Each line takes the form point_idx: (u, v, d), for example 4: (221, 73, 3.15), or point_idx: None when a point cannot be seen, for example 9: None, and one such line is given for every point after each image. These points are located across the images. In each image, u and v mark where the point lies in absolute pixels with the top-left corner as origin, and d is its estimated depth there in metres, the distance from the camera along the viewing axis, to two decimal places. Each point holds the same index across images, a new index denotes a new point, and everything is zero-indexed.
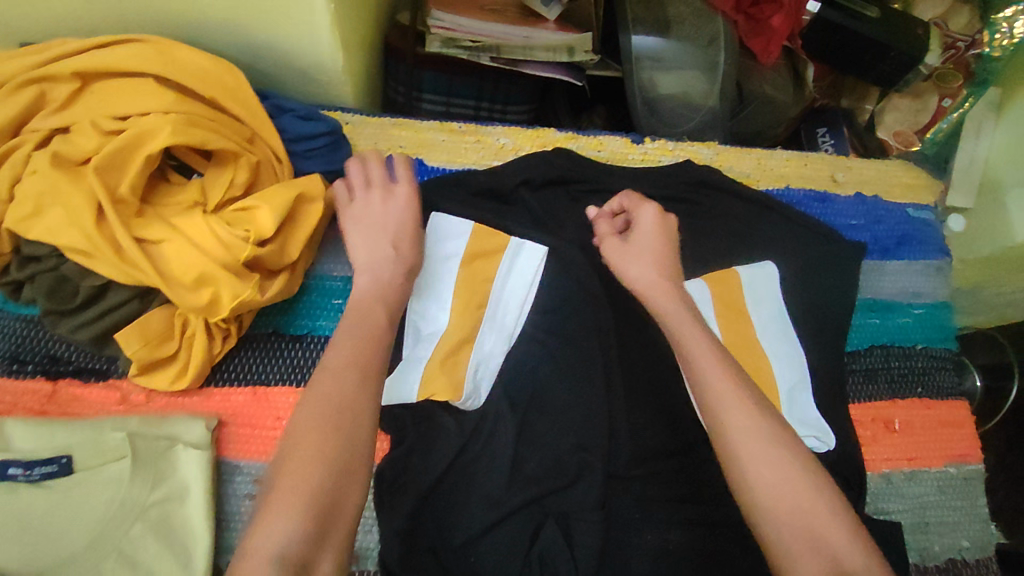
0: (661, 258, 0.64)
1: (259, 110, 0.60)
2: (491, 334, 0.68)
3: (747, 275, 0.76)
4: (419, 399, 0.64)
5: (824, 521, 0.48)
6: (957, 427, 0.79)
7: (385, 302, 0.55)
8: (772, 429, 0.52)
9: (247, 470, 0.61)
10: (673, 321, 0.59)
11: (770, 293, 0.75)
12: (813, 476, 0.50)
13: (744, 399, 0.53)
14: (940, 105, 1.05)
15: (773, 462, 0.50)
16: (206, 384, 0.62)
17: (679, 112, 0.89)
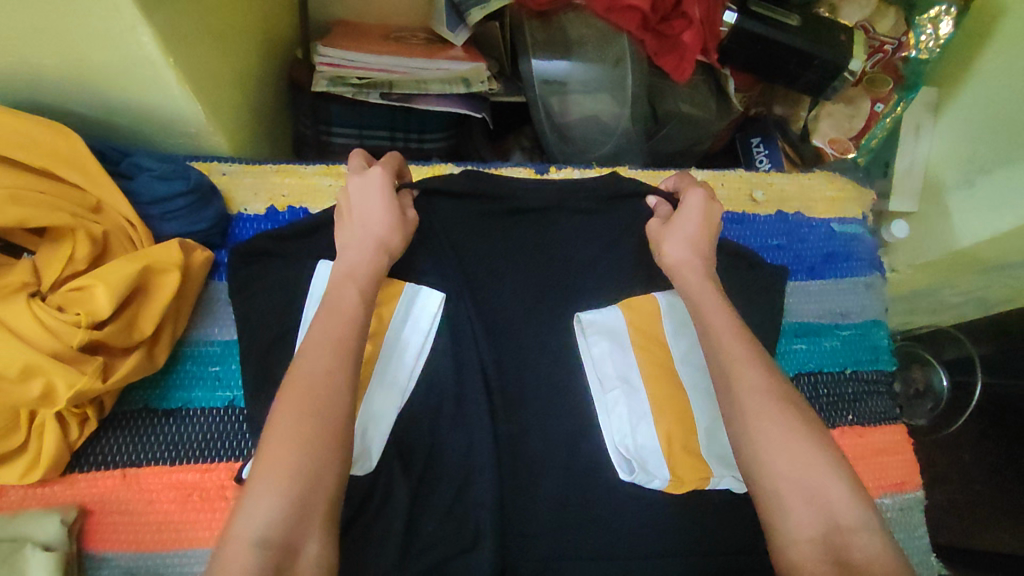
0: (701, 235, 0.65)
1: (101, 174, 0.55)
2: (381, 390, 0.64)
3: (664, 302, 0.72)
4: None
5: (820, 475, 0.48)
6: (891, 454, 0.75)
7: (358, 293, 0.54)
8: (779, 389, 0.52)
9: (116, 562, 0.57)
10: (695, 291, 0.60)
11: (689, 319, 0.71)
12: (816, 432, 0.50)
13: (755, 359, 0.53)
14: (873, 110, 1.03)
15: (774, 417, 0.50)
16: (68, 471, 0.58)
17: (591, 137, 0.88)
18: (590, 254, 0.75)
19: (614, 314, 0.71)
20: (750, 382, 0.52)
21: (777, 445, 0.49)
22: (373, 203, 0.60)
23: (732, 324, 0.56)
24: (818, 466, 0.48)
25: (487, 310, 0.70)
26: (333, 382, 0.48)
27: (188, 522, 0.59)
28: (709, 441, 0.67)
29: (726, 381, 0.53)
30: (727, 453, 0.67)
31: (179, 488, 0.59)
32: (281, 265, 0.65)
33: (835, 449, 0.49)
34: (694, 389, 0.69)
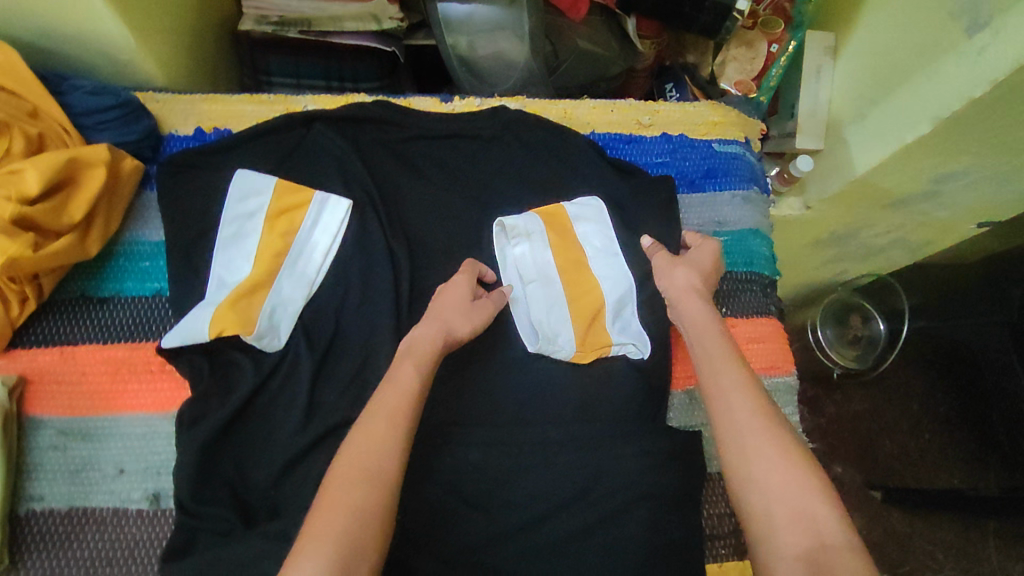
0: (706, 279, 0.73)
1: (36, 85, 0.64)
2: (289, 280, 0.72)
3: (574, 211, 0.80)
4: (210, 337, 0.66)
5: (805, 497, 0.51)
6: (764, 342, 0.83)
7: (415, 363, 0.59)
8: (771, 419, 0.57)
9: (53, 424, 0.65)
10: (694, 328, 0.67)
11: (598, 224, 0.80)
12: (805, 460, 0.54)
13: (752, 394, 0.59)
14: (769, 51, 1.15)
15: (767, 445, 0.55)
16: (13, 347, 0.67)
17: (498, 70, 0.96)
18: (492, 165, 0.82)
19: (532, 218, 0.79)
20: (743, 405, 0.58)
21: (766, 469, 0.53)
22: (461, 305, 0.66)
23: (734, 361, 0.62)
24: (804, 491, 0.52)
25: (393, 217, 0.78)
26: (394, 456, 0.52)
27: (117, 390, 0.67)
28: (616, 317, 0.77)
29: (723, 408, 0.59)
30: (629, 327, 0.76)
31: (110, 362, 0.68)
32: (206, 175, 0.74)
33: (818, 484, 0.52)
34: (601, 275, 0.78)
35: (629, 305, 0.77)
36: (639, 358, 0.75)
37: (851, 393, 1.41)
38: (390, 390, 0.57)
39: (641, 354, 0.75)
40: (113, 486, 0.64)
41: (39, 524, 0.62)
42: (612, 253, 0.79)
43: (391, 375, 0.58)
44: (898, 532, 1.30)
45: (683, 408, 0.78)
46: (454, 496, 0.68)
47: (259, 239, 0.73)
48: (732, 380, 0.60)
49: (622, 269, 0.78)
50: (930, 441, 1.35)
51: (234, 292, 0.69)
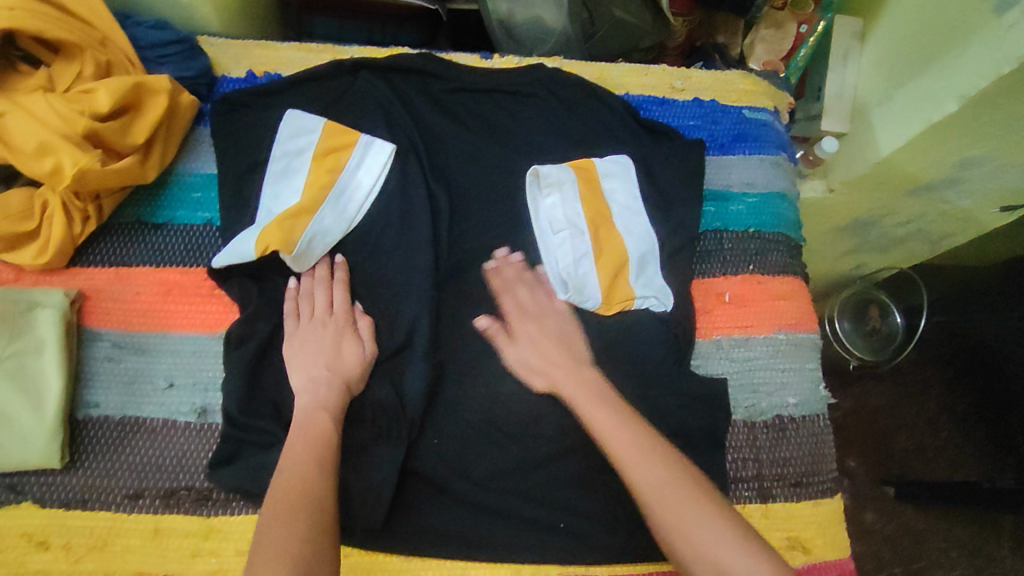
0: (551, 342, 0.69)
1: (107, 16, 0.67)
2: (331, 213, 0.74)
3: (604, 167, 0.81)
4: (257, 256, 0.68)
5: (726, 554, 0.51)
6: (790, 300, 0.83)
7: (325, 410, 0.62)
8: (678, 481, 0.55)
9: (107, 338, 0.68)
10: (578, 395, 0.64)
11: (625, 182, 0.81)
12: (726, 518, 0.53)
13: (651, 454, 0.57)
14: (798, 32, 1.15)
15: (680, 508, 0.54)
16: (71, 265, 0.70)
17: (537, 35, 1.00)
18: (529, 117, 0.84)
19: (567, 170, 0.79)
20: (654, 474, 0.56)
21: (692, 539, 0.52)
22: (325, 345, 0.67)
23: (628, 424, 0.60)
24: (724, 548, 0.51)
25: (433, 162, 0.80)
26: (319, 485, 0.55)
27: (168, 310, 0.70)
28: (636, 272, 0.77)
29: (637, 478, 0.56)
30: (653, 281, 0.77)
31: (162, 284, 0.71)
32: (257, 114, 0.77)
33: (747, 540, 0.52)
34: (626, 232, 0.79)
35: (652, 260, 0.78)
36: (659, 311, 0.76)
37: (866, 387, 1.41)
38: (304, 433, 0.60)
39: (659, 309, 0.76)
40: (163, 399, 0.67)
41: (95, 429, 0.65)
42: (636, 212, 0.80)
43: (306, 423, 0.61)
44: (914, 528, 1.30)
45: (709, 355, 0.80)
46: (487, 425, 0.70)
47: (304, 174, 0.75)
48: (632, 449, 0.58)
49: (646, 228, 0.79)
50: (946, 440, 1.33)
51: (279, 215, 0.71)
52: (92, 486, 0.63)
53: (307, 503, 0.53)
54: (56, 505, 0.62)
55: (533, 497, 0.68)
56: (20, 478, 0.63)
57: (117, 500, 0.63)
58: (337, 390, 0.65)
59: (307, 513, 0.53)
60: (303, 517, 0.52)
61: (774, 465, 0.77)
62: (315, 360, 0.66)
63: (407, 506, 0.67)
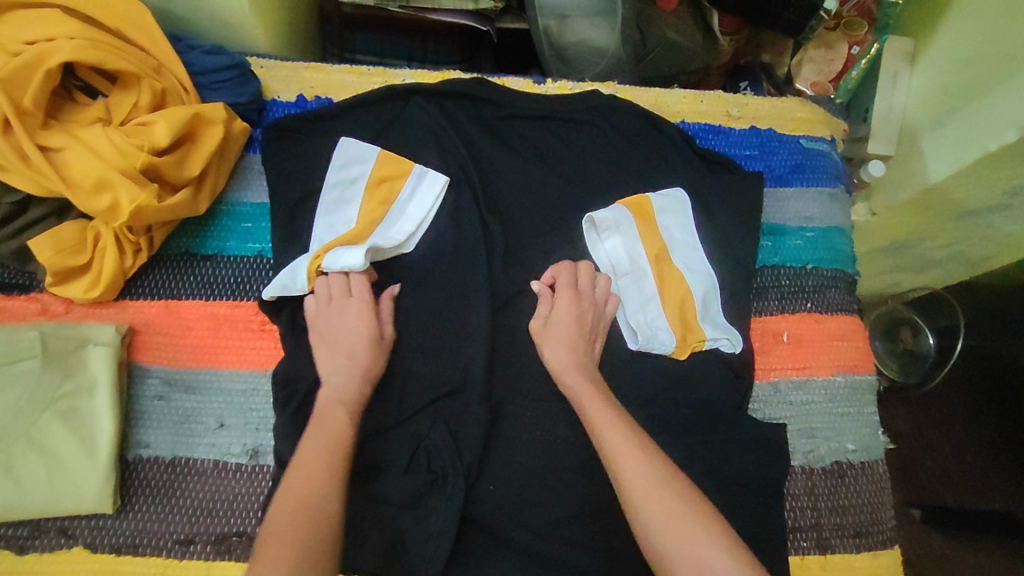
0: (576, 332, 0.68)
1: (163, 43, 0.65)
2: (381, 239, 0.72)
3: (660, 203, 0.78)
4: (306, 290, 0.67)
5: (699, 545, 0.50)
6: (849, 340, 0.81)
7: (342, 403, 0.60)
8: (658, 473, 0.55)
9: (158, 374, 0.67)
10: (578, 392, 0.63)
11: (682, 218, 0.79)
12: (705, 514, 0.53)
13: (639, 448, 0.57)
14: (850, 53, 1.13)
15: (663, 505, 0.53)
16: (120, 298, 0.68)
17: (588, 58, 0.97)
18: (582, 145, 0.82)
19: (620, 210, 0.77)
20: (635, 468, 0.55)
21: (667, 529, 0.51)
22: (349, 328, 0.64)
23: (620, 419, 0.60)
24: (698, 538, 0.51)
25: (487, 192, 0.78)
26: (332, 499, 0.52)
27: (219, 346, 0.68)
28: (704, 311, 0.75)
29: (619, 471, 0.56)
30: (718, 320, 0.75)
31: (212, 318, 0.69)
32: (308, 141, 0.76)
33: (719, 535, 0.51)
34: (687, 268, 0.77)
35: (715, 297, 0.76)
36: (729, 351, 0.75)
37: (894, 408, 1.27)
38: (321, 430, 0.57)
39: (733, 347, 0.75)
40: (214, 439, 0.65)
41: (146, 471, 0.64)
42: (695, 248, 0.78)
43: (320, 417, 0.58)
44: (936, 552, 1.16)
45: (767, 399, 0.78)
46: (543, 469, 0.68)
47: (359, 206, 0.73)
48: (620, 442, 0.57)
49: (705, 263, 0.77)
50: (974, 463, 1.20)
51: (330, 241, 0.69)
52: (143, 531, 0.62)
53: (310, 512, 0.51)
54: (108, 550, 0.61)
55: (589, 545, 0.66)
56: (72, 521, 0.61)
57: (168, 545, 0.61)
58: (357, 379, 0.62)
59: (313, 526, 0.50)
60: (310, 528, 0.50)
61: (833, 513, 0.75)
62: (334, 347, 0.63)
63: (460, 551, 0.65)
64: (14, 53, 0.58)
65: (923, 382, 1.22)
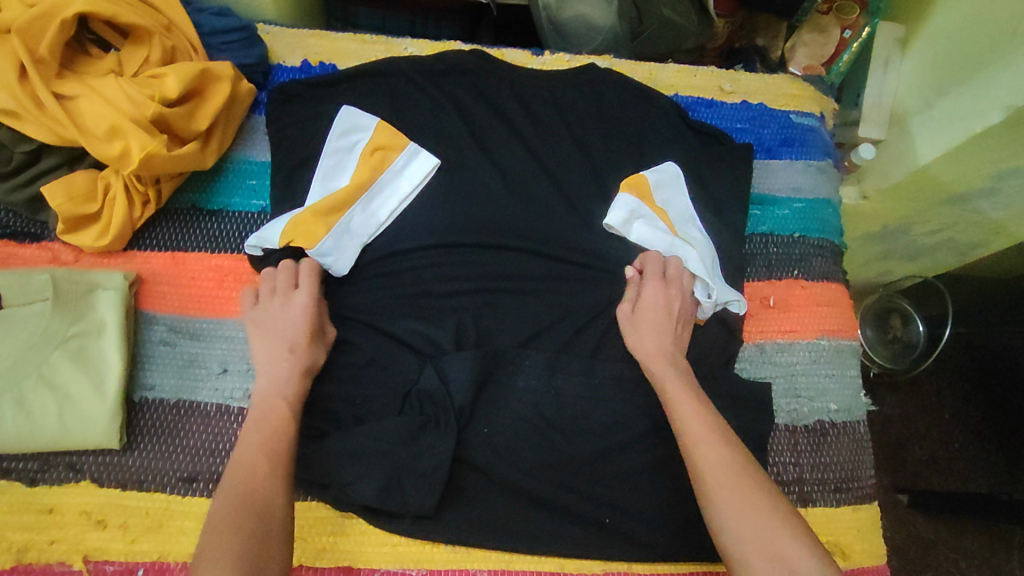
0: (660, 326, 0.71)
1: (174, 2, 0.68)
2: (360, 215, 0.75)
3: (655, 178, 0.80)
4: (282, 245, 0.70)
5: (780, 540, 0.54)
6: (834, 306, 0.84)
7: (284, 396, 0.62)
8: (736, 464, 0.59)
9: (163, 321, 0.69)
10: (665, 382, 0.67)
11: (678, 193, 0.81)
12: (775, 506, 0.57)
13: (718, 438, 0.61)
14: (841, 37, 1.15)
15: (735, 494, 0.57)
16: (128, 248, 0.70)
17: (582, 33, 1.00)
18: (577, 115, 0.85)
19: (626, 196, 0.78)
20: (712, 460, 0.59)
21: (742, 517, 0.56)
22: (295, 319, 0.66)
23: (703, 410, 0.64)
24: (771, 529, 0.55)
25: (485, 157, 0.81)
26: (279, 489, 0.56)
27: (222, 297, 0.71)
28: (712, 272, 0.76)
29: (697, 461, 0.60)
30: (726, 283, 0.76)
31: (216, 270, 0.71)
32: (311, 105, 0.78)
33: (789, 526, 0.55)
34: (689, 237, 0.78)
35: (714, 265, 0.77)
36: (742, 312, 0.76)
37: (883, 398, 1.27)
38: (262, 422, 0.60)
39: (740, 309, 0.76)
40: (217, 384, 0.68)
41: (151, 412, 0.66)
42: (693, 219, 0.80)
43: (264, 409, 0.61)
44: (923, 537, 1.18)
45: (753, 359, 0.80)
46: (537, 418, 0.70)
47: (351, 174, 0.76)
48: (702, 434, 0.61)
49: (699, 231, 0.79)
50: (959, 450, 1.22)
51: (308, 211, 0.71)
52: (148, 468, 0.64)
53: (255, 505, 0.54)
54: (113, 485, 0.63)
55: (580, 490, 0.69)
56: (80, 457, 0.64)
57: (172, 482, 0.64)
58: (297, 374, 0.64)
59: (260, 509, 0.54)
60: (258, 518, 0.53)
61: (815, 469, 0.77)
62: (274, 339, 0.66)
63: (456, 494, 0.67)
64: (29, 4, 0.61)
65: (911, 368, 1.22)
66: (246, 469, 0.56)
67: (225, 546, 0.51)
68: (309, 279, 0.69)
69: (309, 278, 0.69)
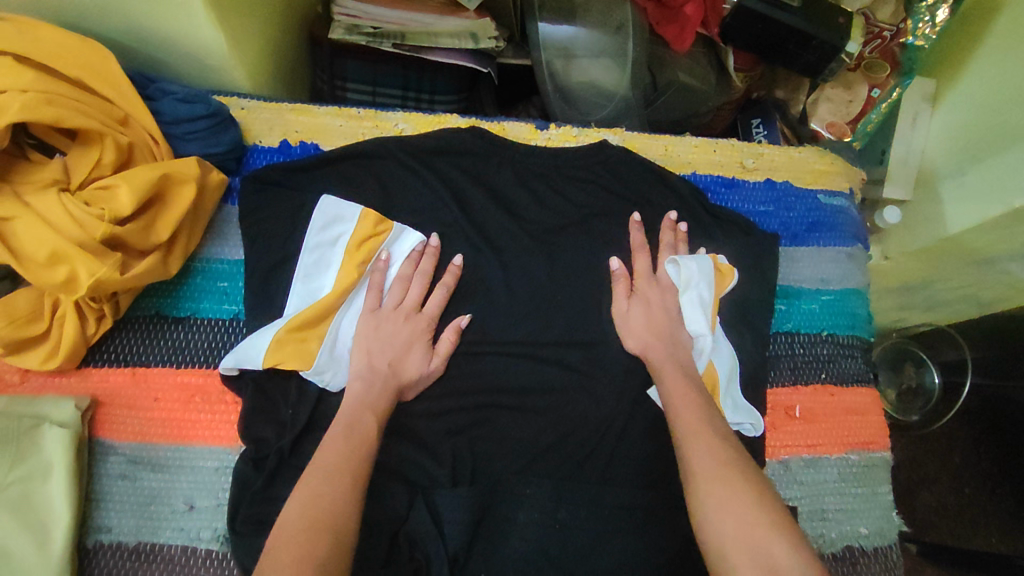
0: (658, 323, 0.69)
1: (131, 92, 0.60)
2: (350, 316, 0.68)
3: (686, 269, 0.72)
4: (265, 366, 0.62)
5: (761, 534, 0.47)
6: (863, 414, 0.77)
7: (372, 411, 0.59)
8: (728, 456, 0.54)
9: (122, 450, 0.62)
10: (668, 378, 0.64)
11: (705, 282, 0.72)
12: (766, 499, 0.50)
13: (712, 431, 0.57)
14: (870, 95, 1.06)
15: (720, 483, 0.52)
16: (83, 365, 0.63)
17: (591, 100, 0.91)
18: (587, 199, 0.77)
19: (704, 261, 0.73)
20: (701, 448, 0.55)
21: (723, 507, 0.50)
22: (409, 339, 0.66)
23: (700, 409, 0.60)
24: (759, 524, 0.48)
25: (484, 250, 0.73)
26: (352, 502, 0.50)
27: (189, 419, 0.63)
28: (726, 390, 0.70)
29: (687, 450, 0.56)
30: (740, 401, 0.70)
31: (183, 389, 0.64)
32: (290, 193, 0.70)
33: (773, 519, 0.48)
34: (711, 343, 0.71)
35: (732, 378, 0.71)
36: (752, 434, 0.70)
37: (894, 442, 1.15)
38: (349, 431, 0.56)
39: (756, 432, 0.70)
40: (182, 523, 0.60)
41: (106, 558, 0.59)
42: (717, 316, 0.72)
43: (350, 419, 0.57)
44: None
45: (777, 479, 0.73)
46: (541, 556, 0.62)
47: (338, 270, 0.68)
48: (697, 426, 0.57)
49: (722, 335, 0.72)
50: (972, 496, 1.06)
51: (286, 328, 0.63)
52: None
53: (333, 515, 0.48)
54: None
55: None
56: None
57: None
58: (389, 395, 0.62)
59: (339, 513, 0.48)
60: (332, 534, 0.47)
61: None
62: (380, 348, 0.65)
63: None
64: None
65: (926, 424, 1.10)
66: (330, 468, 0.52)
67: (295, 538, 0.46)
68: (435, 305, 0.69)
69: (437, 304, 0.68)
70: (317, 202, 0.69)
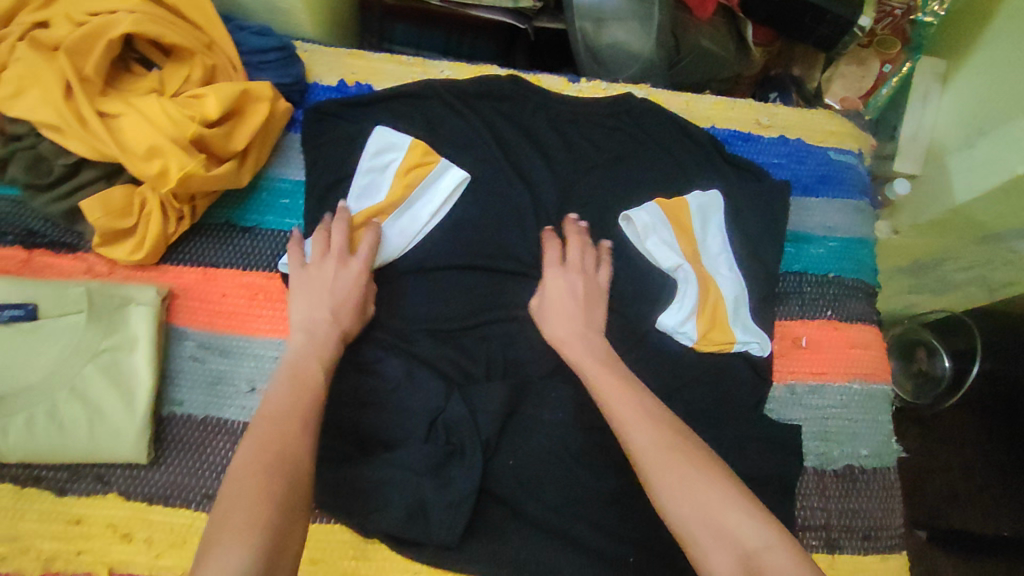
0: (563, 305, 0.72)
1: (218, 21, 0.68)
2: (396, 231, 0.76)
3: (696, 204, 0.80)
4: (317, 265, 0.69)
5: (720, 509, 0.51)
6: (867, 349, 0.83)
7: (317, 359, 0.62)
8: (668, 439, 0.57)
9: (193, 336, 0.69)
10: (589, 370, 0.65)
11: (714, 219, 0.81)
12: (714, 474, 0.54)
13: (645, 417, 0.59)
14: (881, 71, 1.12)
15: (671, 467, 0.54)
16: (162, 262, 0.71)
17: (620, 59, 0.99)
18: (613, 143, 0.84)
19: (654, 210, 0.79)
20: (641, 436, 0.57)
21: (675, 491, 0.53)
22: (344, 286, 0.68)
23: (631, 396, 0.61)
24: (713, 500, 0.52)
25: (518, 183, 0.80)
26: (303, 445, 0.54)
27: (252, 314, 0.71)
28: (736, 315, 0.77)
29: (627, 439, 0.57)
30: (752, 324, 0.77)
31: (247, 287, 0.71)
32: (346, 124, 0.79)
33: (728, 491, 0.52)
34: (718, 271, 0.79)
35: (741, 305, 0.77)
36: (759, 355, 0.77)
37: (902, 428, 1.17)
38: (290, 381, 0.59)
39: (762, 351, 0.76)
40: (244, 402, 0.68)
41: (178, 427, 0.66)
42: (727, 253, 0.80)
43: (293, 366, 0.60)
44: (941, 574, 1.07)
45: (783, 400, 0.79)
46: (563, 450, 0.68)
47: (387, 192, 0.76)
48: (630, 415, 0.59)
49: (733, 266, 0.79)
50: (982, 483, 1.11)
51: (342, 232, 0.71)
52: (174, 483, 0.64)
53: (284, 464, 0.51)
54: (139, 499, 0.64)
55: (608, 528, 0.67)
56: (108, 469, 0.64)
57: (196, 498, 0.64)
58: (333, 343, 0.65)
59: (282, 464, 0.51)
60: (281, 478, 0.51)
61: (842, 515, 0.76)
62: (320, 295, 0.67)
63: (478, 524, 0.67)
64: (78, 22, 0.63)
65: (935, 405, 1.14)
66: (277, 427, 0.54)
67: (251, 503, 0.48)
68: (366, 254, 0.71)
69: (366, 252, 0.71)
70: (371, 134, 0.77)
